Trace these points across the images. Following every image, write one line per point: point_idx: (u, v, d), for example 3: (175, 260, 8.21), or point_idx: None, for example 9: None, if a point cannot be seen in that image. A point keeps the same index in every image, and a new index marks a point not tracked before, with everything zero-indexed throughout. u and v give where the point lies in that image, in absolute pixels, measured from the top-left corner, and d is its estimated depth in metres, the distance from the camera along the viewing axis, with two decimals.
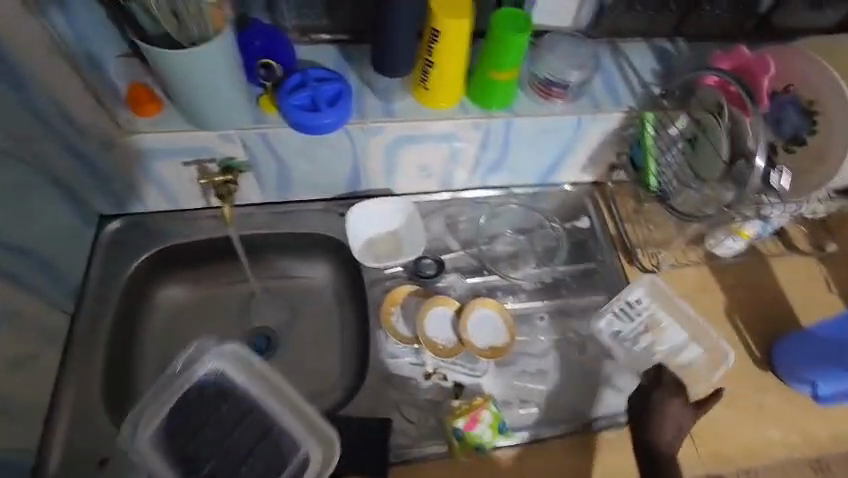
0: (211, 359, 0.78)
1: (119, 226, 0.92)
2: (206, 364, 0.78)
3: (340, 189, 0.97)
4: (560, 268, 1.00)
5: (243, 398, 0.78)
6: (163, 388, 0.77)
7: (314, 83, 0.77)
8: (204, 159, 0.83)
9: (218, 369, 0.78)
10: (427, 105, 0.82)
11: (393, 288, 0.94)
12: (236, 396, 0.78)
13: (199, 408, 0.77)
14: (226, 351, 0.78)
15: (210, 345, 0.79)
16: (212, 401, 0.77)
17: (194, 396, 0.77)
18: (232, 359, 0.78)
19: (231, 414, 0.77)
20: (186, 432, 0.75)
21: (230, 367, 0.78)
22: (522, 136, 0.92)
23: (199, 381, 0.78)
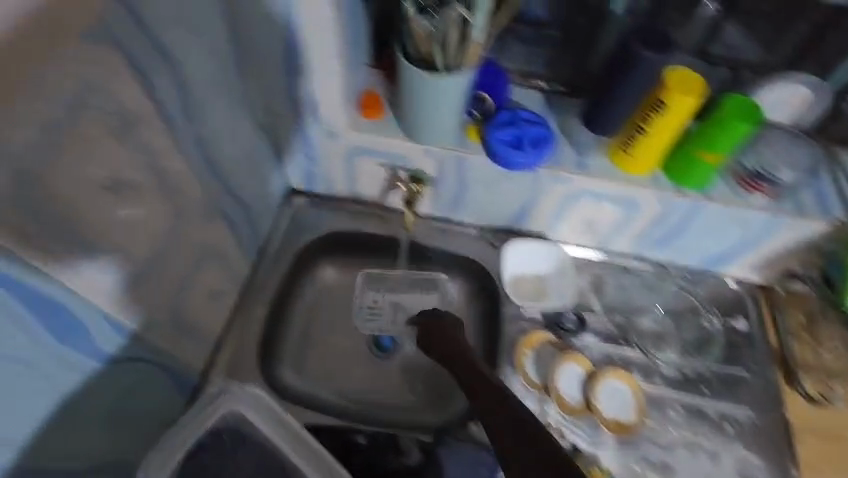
0: (229, 401, 0.68)
1: (303, 202, 1.04)
2: (222, 406, 0.68)
3: (501, 222, 1.01)
4: (706, 364, 0.94)
5: (265, 444, 0.69)
6: (174, 433, 0.66)
7: (522, 123, 0.82)
8: (398, 166, 0.91)
9: (237, 414, 0.68)
10: (622, 168, 0.84)
11: (528, 331, 0.95)
12: (257, 445, 0.69)
13: (213, 454, 0.68)
14: (247, 395, 0.68)
15: (231, 390, 0.68)
16: (226, 450, 0.68)
17: (211, 440, 0.68)
18: (251, 404, 0.68)
19: (250, 465, 0.68)
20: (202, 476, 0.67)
21: (248, 413, 0.68)
22: (704, 220, 0.89)
23: (217, 426, 0.68)
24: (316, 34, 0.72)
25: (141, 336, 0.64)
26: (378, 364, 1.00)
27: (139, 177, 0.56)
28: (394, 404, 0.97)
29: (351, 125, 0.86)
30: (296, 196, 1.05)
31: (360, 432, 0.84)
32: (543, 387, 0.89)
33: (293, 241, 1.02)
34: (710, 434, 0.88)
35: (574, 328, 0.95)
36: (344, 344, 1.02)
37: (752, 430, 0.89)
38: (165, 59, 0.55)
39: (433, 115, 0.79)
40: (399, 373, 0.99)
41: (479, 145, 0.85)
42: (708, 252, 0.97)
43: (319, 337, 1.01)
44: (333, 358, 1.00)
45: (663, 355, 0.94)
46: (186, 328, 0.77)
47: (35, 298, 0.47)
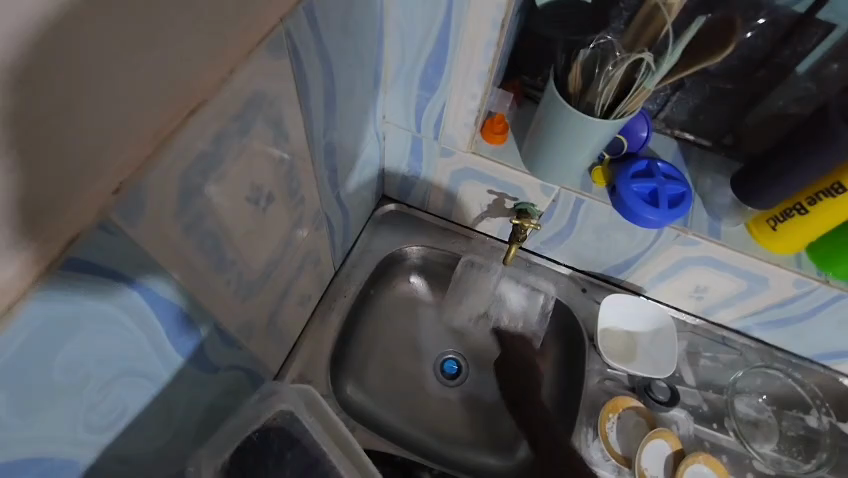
0: (282, 400, 0.65)
1: (393, 210, 1.00)
2: (276, 404, 0.65)
3: (598, 269, 0.94)
4: (802, 465, 0.87)
5: (310, 448, 0.63)
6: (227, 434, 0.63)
7: (661, 177, 0.75)
8: (507, 195, 0.86)
9: (289, 412, 0.65)
10: (763, 242, 0.76)
11: (615, 393, 0.88)
12: (302, 444, 0.63)
13: (255, 454, 0.62)
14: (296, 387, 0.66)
15: (286, 387, 0.66)
16: (271, 447, 0.62)
17: (261, 437, 0.63)
18: (303, 400, 0.65)
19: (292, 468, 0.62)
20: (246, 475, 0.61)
21: (300, 411, 0.65)
22: (838, 313, 0.80)
23: (267, 423, 0.64)
24: (473, 52, 0.67)
25: (238, 337, 0.64)
26: (445, 392, 0.96)
27: (272, 185, 0.55)
28: (456, 438, 0.92)
29: (472, 147, 0.81)
30: (386, 203, 1.01)
31: (426, 470, 0.81)
32: (624, 458, 0.83)
33: (376, 250, 0.97)
34: None
35: (665, 402, 0.87)
36: (411, 364, 0.97)
37: None
38: (309, 69, 0.53)
39: (567, 156, 0.72)
40: (461, 407, 0.95)
41: (605, 191, 0.79)
42: (823, 346, 0.88)
43: (385, 352, 0.97)
44: (397, 377, 0.96)
45: (758, 447, 0.87)
46: (272, 331, 0.75)
47: (166, 312, 0.46)
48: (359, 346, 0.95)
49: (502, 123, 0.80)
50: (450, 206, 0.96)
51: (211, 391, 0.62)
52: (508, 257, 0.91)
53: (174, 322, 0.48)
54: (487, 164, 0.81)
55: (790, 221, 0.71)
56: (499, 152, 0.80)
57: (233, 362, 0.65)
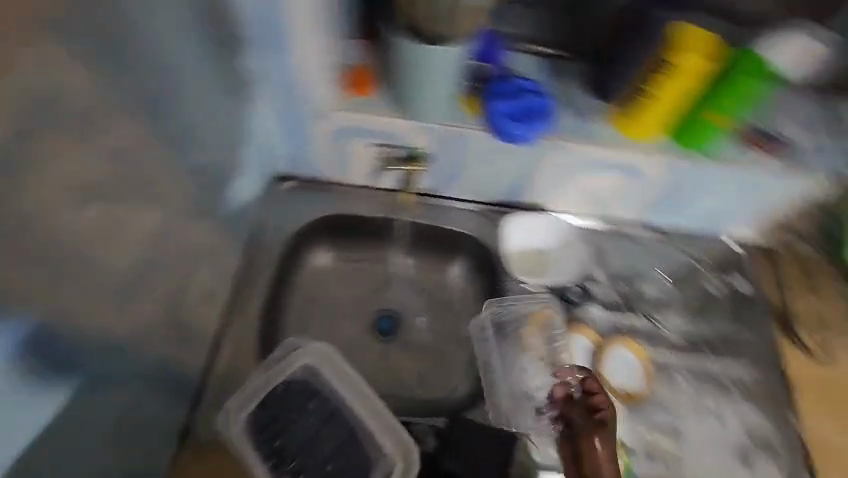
0: (303, 356, 0.81)
1: (290, 186, 0.99)
2: (300, 361, 0.81)
3: (499, 196, 0.98)
4: (708, 326, 0.96)
5: (329, 397, 0.80)
6: (260, 377, 0.80)
7: (522, 92, 0.80)
8: (392, 145, 0.87)
9: (308, 365, 0.81)
10: (625, 133, 0.82)
11: (533, 306, 0.94)
12: (321, 393, 0.81)
13: (286, 406, 0.79)
14: (314, 347, 0.81)
15: (304, 341, 0.82)
16: (296, 401, 0.80)
17: (285, 390, 0.80)
18: (322, 358, 0.81)
19: (316, 415, 0.79)
20: (274, 426, 0.78)
21: (321, 367, 0.81)
22: (706, 182, 0.88)
23: (292, 377, 0.81)
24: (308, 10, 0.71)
25: (139, 345, 0.61)
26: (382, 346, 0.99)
27: None
28: (400, 391, 0.95)
29: (338, 105, 0.82)
30: (281, 180, 0.99)
31: None
32: (549, 361, 0.89)
33: (282, 229, 0.96)
34: (717, 395, 0.90)
35: (578, 302, 0.95)
36: (342, 330, 0.99)
37: (755, 390, 0.91)
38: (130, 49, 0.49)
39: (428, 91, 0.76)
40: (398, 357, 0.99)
41: (475, 115, 0.82)
42: (706, 217, 0.97)
43: (317, 325, 0.99)
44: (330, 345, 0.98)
45: (665, 320, 0.96)
46: (181, 331, 0.73)
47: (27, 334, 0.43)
48: (287, 326, 0.96)
49: (365, 74, 0.83)
50: (344, 170, 0.96)
51: (120, 405, 0.60)
52: None
53: (50, 354, 0.46)
54: (361, 117, 0.82)
55: (641, 108, 0.78)
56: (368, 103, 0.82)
57: (140, 371, 0.63)
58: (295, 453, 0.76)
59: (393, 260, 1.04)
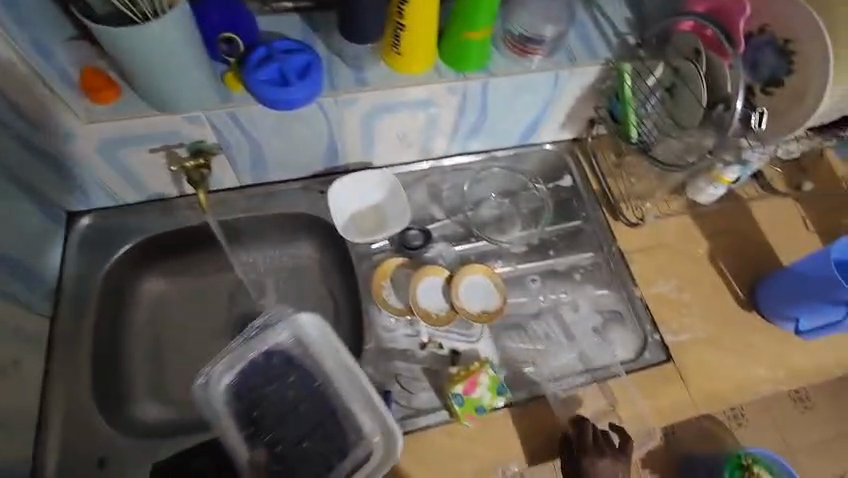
0: (274, 329, 0.79)
1: (90, 222, 0.89)
2: (287, 331, 0.79)
3: (319, 166, 0.94)
4: (547, 229, 1.01)
5: (316, 373, 0.78)
6: (235, 345, 0.79)
7: (280, 55, 0.74)
8: (172, 145, 0.80)
9: (293, 336, 0.79)
10: (400, 70, 0.81)
11: (381, 262, 0.94)
12: (302, 367, 0.78)
13: (267, 374, 0.79)
14: (301, 322, 0.78)
15: (278, 314, 0.80)
16: (275, 370, 0.79)
17: (264, 362, 0.79)
18: (300, 328, 0.78)
19: (293, 389, 0.79)
20: (253, 396, 0.79)
21: (309, 343, 0.78)
22: (498, 97, 0.89)
23: (271, 349, 0.79)
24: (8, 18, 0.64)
25: None
26: None
27: None
28: None
29: (87, 118, 0.74)
30: (77, 219, 0.89)
31: None
32: (407, 309, 0.90)
33: (95, 270, 0.88)
34: (562, 288, 0.97)
35: (421, 245, 0.96)
36: (201, 350, 0.95)
37: (595, 271, 0.98)
38: None
39: (172, 75, 0.69)
40: None
41: (246, 93, 0.77)
42: (519, 127, 0.99)
43: (173, 353, 0.94)
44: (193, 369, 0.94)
45: (508, 236, 1.00)
46: None
47: None
48: (136, 365, 0.91)
49: (103, 74, 0.73)
50: (142, 187, 0.88)
51: None
52: (202, 204, 0.87)
53: None
54: (118, 126, 0.75)
55: (403, 42, 0.77)
56: (119, 109, 0.74)
57: None
58: (272, 425, 0.78)
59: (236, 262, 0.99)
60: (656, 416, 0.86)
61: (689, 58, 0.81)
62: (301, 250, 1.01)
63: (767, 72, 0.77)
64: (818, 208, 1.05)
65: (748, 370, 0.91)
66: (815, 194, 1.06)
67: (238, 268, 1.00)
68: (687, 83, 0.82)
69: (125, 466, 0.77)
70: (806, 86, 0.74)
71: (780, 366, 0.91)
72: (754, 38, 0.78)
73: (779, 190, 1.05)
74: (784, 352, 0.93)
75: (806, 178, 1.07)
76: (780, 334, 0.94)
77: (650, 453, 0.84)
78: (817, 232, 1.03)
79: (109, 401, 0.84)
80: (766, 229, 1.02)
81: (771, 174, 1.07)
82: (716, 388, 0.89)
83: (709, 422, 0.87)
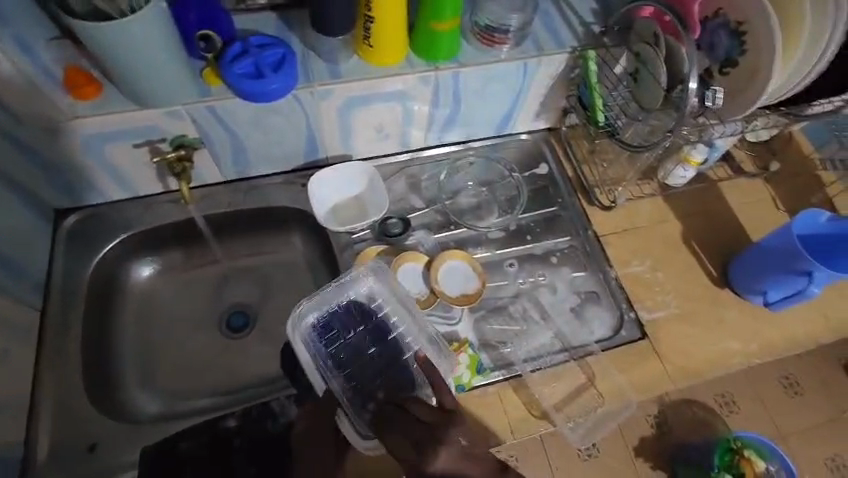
0: (375, 279, 0.82)
1: (78, 219, 0.92)
2: (371, 285, 0.82)
3: (300, 160, 0.97)
4: (521, 217, 1.04)
5: (392, 326, 0.80)
6: (345, 289, 0.81)
7: (255, 49, 0.78)
8: (155, 140, 0.83)
9: (369, 290, 0.82)
10: (372, 62, 0.85)
11: (361, 250, 0.96)
12: (382, 318, 0.80)
13: (344, 321, 0.80)
14: (386, 277, 0.82)
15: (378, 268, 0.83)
16: (357, 319, 0.80)
17: (347, 311, 0.81)
18: (390, 284, 0.82)
19: (376, 337, 0.79)
20: (334, 336, 0.79)
21: (398, 298, 0.81)
22: (469, 87, 0.92)
23: (361, 300, 0.81)
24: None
25: None
26: (238, 342, 0.99)
27: None
28: (266, 378, 0.96)
29: (72, 113, 0.76)
30: (65, 216, 0.92)
31: (230, 416, 0.83)
32: None
33: (83, 265, 0.90)
34: (540, 271, 1.00)
35: (400, 232, 0.98)
36: (190, 342, 0.97)
37: (571, 254, 1.01)
38: None
39: (150, 72, 0.72)
40: (256, 346, 0.99)
41: (223, 87, 0.80)
42: (494, 117, 1.02)
43: (164, 345, 0.96)
44: (182, 360, 0.96)
45: (486, 222, 1.03)
46: None
47: None
48: (126, 357, 0.93)
49: (87, 73, 0.77)
50: (128, 183, 0.91)
51: None
52: (185, 197, 0.89)
53: None
54: (101, 122, 0.78)
55: (373, 34, 0.81)
56: (102, 105, 0.77)
57: None
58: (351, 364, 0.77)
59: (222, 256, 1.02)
60: (633, 390, 0.89)
61: (649, 43, 0.84)
62: (285, 243, 1.04)
63: (723, 53, 0.81)
64: (786, 188, 1.08)
65: (721, 343, 0.93)
66: (782, 174, 1.10)
67: (223, 261, 1.03)
68: (648, 68, 0.84)
69: (114, 452, 0.79)
70: (758, 64, 0.77)
71: (753, 341, 0.94)
72: (709, 21, 0.83)
73: (749, 171, 1.09)
74: (756, 326, 0.95)
75: (775, 160, 1.10)
76: (751, 309, 0.97)
77: (642, 441, 0.86)
78: (786, 210, 1.06)
79: (99, 390, 0.86)
80: (736, 209, 1.05)
81: (741, 156, 1.10)
82: (690, 362, 0.91)
83: (701, 410, 0.89)
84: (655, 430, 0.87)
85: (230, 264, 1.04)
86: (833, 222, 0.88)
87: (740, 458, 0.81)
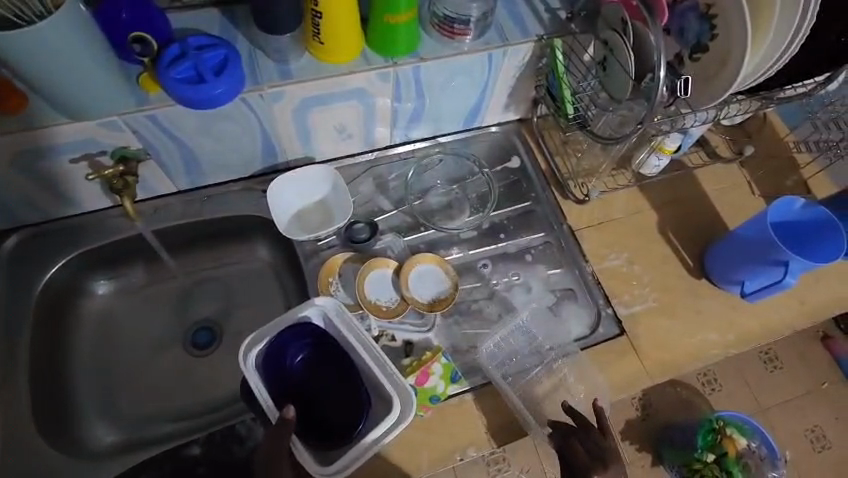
0: (320, 309, 0.74)
1: (18, 240, 0.85)
2: (314, 315, 0.74)
3: (258, 165, 0.92)
4: (495, 213, 1.00)
5: (341, 354, 0.75)
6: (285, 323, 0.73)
7: (194, 51, 0.72)
8: (93, 153, 0.77)
9: (325, 316, 0.75)
10: (326, 60, 0.79)
11: (327, 259, 0.92)
12: (332, 345, 0.75)
13: (287, 354, 0.73)
14: (329, 307, 0.74)
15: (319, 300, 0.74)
16: (303, 349, 0.74)
17: (290, 342, 0.74)
18: (336, 312, 0.74)
19: (325, 367, 0.75)
20: (279, 372, 0.73)
21: (343, 327, 0.74)
22: (432, 82, 0.87)
23: (305, 330, 0.74)
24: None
25: None
26: (203, 360, 0.94)
27: None
28: (234, 397, 0.91)
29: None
30: (4, 238, 0.85)
31: (193, 442, 0.79)
32: (357, 304, 0.89)
33: (26, 290, 0.84)
34: (514, 270, 0.96)
35: (367, 238, 0.94)
36: (151, 362, 0.93)
37: (546, 250, 0.98)
38: None
39: (78, 82, 0.66)
40: (222, 363, 0.94)
41: (164, 94, 0.74)
42: (461, 111, 0.97)
43: (123, 368, 0.91)
44: (143, 383, 0.91)
45: (458, 222, 0.99)
46: None
47: None
48: (82, 384, 0.88)
49: (11, 83, 0.69)
50: (70, 199, 0.85)
51: None
52: (131, 213, 0.84)
53: None
54: (27, 138, 0.71)
55: (323, 30, 0.75)
56: (28, 119, 0.71)
57: None
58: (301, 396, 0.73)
59: (181, 270, 0.97)
60: (611, 390, 0.87)
61: (616, 30, 0.79)
62: (249, 253, 0.98)
63: (692, 37, 0.78)
64: (762, 171, 1.07)
65: (699, 335, 0.92)
66: (757, 158, 1.07)
67: (184, 276, 0.98)
68: (616, 56, 0.80)
69: None
70: (728, 50, 0.74)
71: (731, 331, 0.93)
72: (678, 4, 0.79)
73: (724, 156, 1.06)
74: (734, 316, 0.94)
75: (750, 143, 1.08)
76: (729, 299, 0.95)
77: (630, 425, 0.96)
78: (762, 195, 1.04)
79: (53, 423, 0.81)
80: (712, 196, 1.03)
81: (715, 141, 1.07)
82: (668, 357, 0.90)
83: (685, 390, 1.00)
84: (640, 414, 0.97)
85: (191, 277, 0.98)
86: (808, 208, 0.85)
87: (722, 437, 0.92)
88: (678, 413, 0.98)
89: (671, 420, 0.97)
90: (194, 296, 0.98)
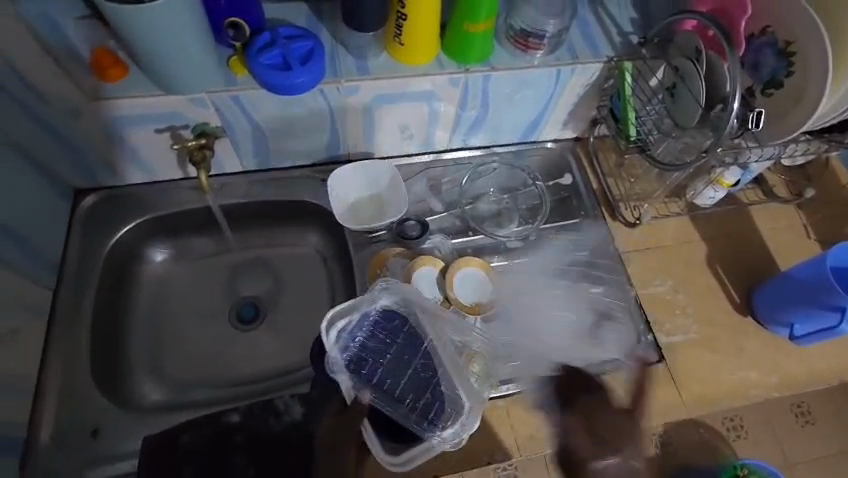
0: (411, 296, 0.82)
1: (95, 200, 0.91)
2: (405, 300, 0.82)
3: (322, 154, 0.96)
4: (544, 226, 1.01)
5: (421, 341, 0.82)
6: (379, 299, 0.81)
7: (283, 40, 0.76)
8: (178, 126, 0.82)
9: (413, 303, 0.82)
10: (403, 61, 0.83)
11: (378, 252, 0.94)
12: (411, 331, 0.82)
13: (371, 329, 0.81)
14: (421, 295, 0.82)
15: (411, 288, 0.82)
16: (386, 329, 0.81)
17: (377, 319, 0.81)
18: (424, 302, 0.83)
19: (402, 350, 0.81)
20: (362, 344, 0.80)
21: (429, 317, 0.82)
22: (499, 92, 0.90)
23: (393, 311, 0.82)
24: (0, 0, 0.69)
25: None
26: (246, 335, 0.98)
27: None
28: (272, 374, 0.95)
29: (95, 96, 0.76)
30: (83, 197, 0.91)
31: (233, 410, 0.83)
32: None
33: (96, 247, 0.90)
34: (556, 284, 0.97)
35: (417, 235, 0.96)
36: (197, 330, 0.97)
37: (590, 269, 0.99)
38: None
39: (178, 59, 0.71)
40: (264, 341, 0.98)
41: (250, 78, 0.79)
42: (520, 123, 0.99)
43: (173, 332, 0.96)
44: (190, 351, 0.95)
45: (506, 230, 1.00)
46: None
47: None
48: (135, 343, 0.93)
49: (112, 54, 0.76)
50: (146, 167, 0.90)
51: None
52: (206, 186, 0.89)
53: None
54: (117, 105, 0.77)
55: (405, 33, 0.79)
56: (125, 88, 0.77)
57: None
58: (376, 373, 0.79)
59: (236, 247, 1.02)
60: (645, 415, 0.86)
61: (690, 59, 0.81)
62: (301, 238, 1.02)
63: (767, 73, 0.78)
64: (820, 216, 1.05)
65: (741, 373, 0.90)
66: (817, 202, 1.06)
67: (238, 252, 1.02)
68: (688, 84, 0.81)
69: (117, 434, 0.79)
70: (803, 87, 0.74)
71: (774, 373, 0.91)
72: (755, 39, 0.79)
73: (782, 196, 1.05)
74: (778, 357, 0.92)
75: (810, 186, 1.07)
76: (775, 340, 0.93)
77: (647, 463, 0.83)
78: (818, 239, 1.02)
79: (106, 375, 0.86)
80: (766, 235, 1.01)
81: (774, 180, 1.06)
82: (706, 390, 0.89)
83: (708, 433, 0.86)
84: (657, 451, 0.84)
85: (244, 255, 1.03)
86: None
87: None
88: (700, 455, 0.84)
89: (690, 462, 0.84)
90: (244, 273, 1.02)
